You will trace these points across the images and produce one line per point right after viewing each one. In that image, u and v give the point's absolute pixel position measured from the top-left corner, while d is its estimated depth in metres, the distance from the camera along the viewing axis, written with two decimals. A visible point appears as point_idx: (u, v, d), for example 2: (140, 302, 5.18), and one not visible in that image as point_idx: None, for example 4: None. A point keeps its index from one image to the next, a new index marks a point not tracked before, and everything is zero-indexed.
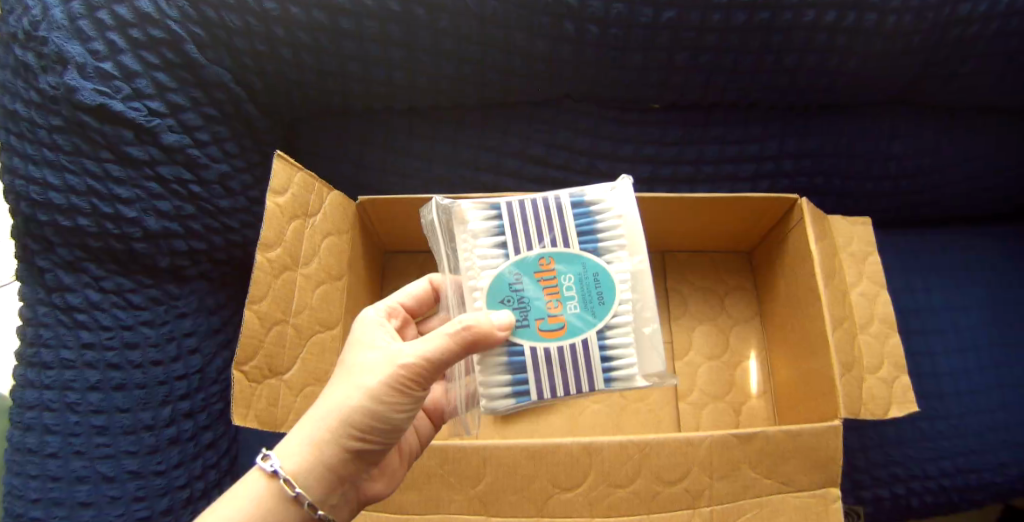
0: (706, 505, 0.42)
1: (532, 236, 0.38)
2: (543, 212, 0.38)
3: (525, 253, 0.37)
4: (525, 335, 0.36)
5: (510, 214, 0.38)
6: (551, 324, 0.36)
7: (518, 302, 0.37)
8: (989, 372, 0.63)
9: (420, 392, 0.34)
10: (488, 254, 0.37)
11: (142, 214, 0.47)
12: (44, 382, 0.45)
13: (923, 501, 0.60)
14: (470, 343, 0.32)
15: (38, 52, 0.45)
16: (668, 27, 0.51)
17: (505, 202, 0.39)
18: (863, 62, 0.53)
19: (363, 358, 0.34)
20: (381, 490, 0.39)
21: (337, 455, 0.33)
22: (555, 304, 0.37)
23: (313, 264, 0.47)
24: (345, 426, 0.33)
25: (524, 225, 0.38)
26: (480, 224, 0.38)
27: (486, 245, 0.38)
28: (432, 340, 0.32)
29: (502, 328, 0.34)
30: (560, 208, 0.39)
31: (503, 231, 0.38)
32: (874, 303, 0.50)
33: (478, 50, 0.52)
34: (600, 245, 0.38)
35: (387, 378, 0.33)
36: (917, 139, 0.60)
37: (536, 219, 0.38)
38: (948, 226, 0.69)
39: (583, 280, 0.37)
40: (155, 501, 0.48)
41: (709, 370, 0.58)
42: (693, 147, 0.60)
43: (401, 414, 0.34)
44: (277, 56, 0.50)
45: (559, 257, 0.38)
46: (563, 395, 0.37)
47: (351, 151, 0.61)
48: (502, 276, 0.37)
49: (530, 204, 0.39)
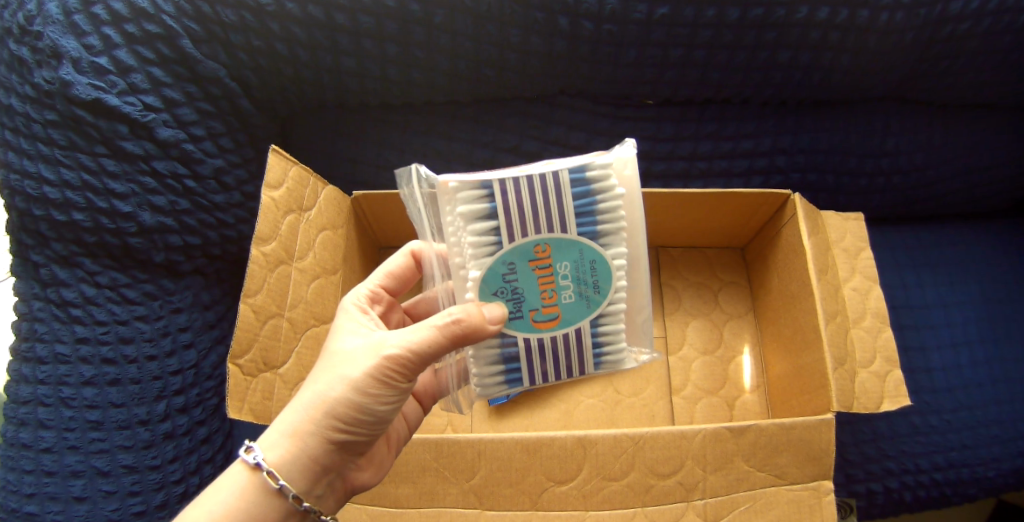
0: (700, 498, 0.42)
1: (528, 222, 0.34)
2: (541, 190, 0.34)
3: (520, 241, 0.34)
4: (519, 326, 0.35)
5: (503, 194, 0.34)
6: (545, 315, 0.35)
7: (511, 294, 0.35)
8: (983, 367, 0.63)
9: (407, 385, 0.34)
10: (480, 241, 0.34)
11: (137, 208, 0.47)
12: (39, 377, 0.45)
13: (915, 495, 0.60)
14: (458, 336, 0.32)
15: (32, 47, 0.45)
16: (663, 23, 0.51)
17: (497, 180, 0.34)
18: (855, 58, 0.53)
19: (348, 348, 0.34)
20: (368, 479, 0.39)
21: (320, 446, 0.33)
22: (550, 294, 0.35)
23: (308, 258, 0.47)
24: (329, 417, 0.33)
25: (519, 208, 0.34)
26: (470, 205, 0.34)
27: (477, 231, 0.34)
28: (420, 331, 0.32)
29: (494, 321, 0.33)
30: (559, 186, 0.34)
31: (496, 214, 0.34)
32: (867, 297, 0.51)
33: (471, 45, 0.52)
34: (600, 229, 0.35)
35: (372, 370, 0.33)
36: (909, 135, 0.61)
37: (533, 200, 0.34)
38: (939, 223, 0.69)
39: (579, 268, 0.35)
40: (150, 496, 0.48)
41: (703, 364, 0.58)
42: (687, 143, 0.61)
43: (385, 407, 0.34)
44: (273, 52, 0.50)
45: (555, 244, 0.35)
46: (552, 380, 0.38)
47: (346, 146, 0.61)
48: (495, 265, 0.34)
49: (527, 182, 0.34)
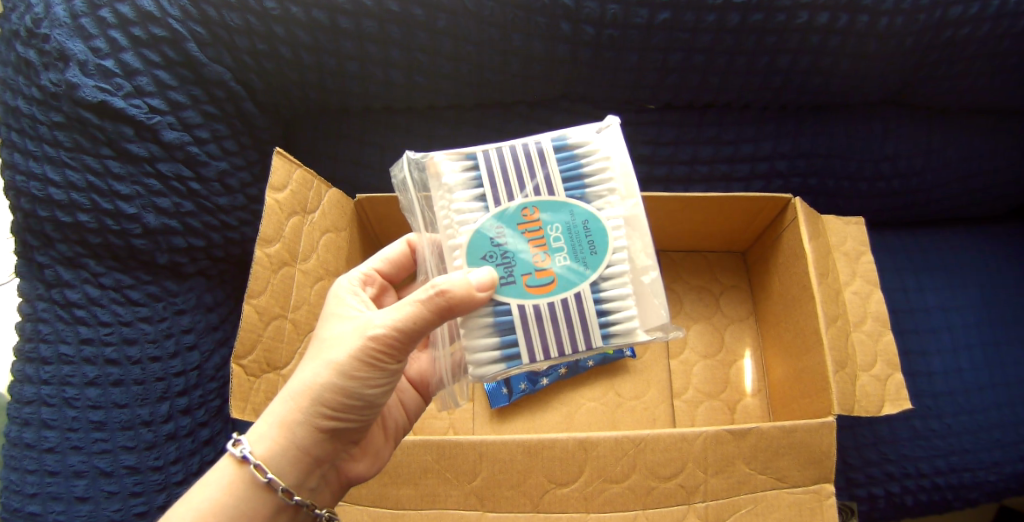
0: (701, 501, 0.43)
1: (514, 186, 0.36)
2: (523, 158, 0.37)
3: (506, 205, 0.36)
4: (511, 292, 0.35)
5: (488, 163, 0.36)
6: (539, 279, 0.35)
7: (501, 258, 0.35)
8: (984, 372, 0.63)
9: (394, 365, 0.34)
10: (466, 208, 0.36)
11: (142, 210, 0.48)
12: (43, 377, 0.45)
13: (917, 500, 0.60)
14: (443, 308, 0.31)
15: (39, 49, 0.45)
16: (664, 28, 0.51)
17: (481, 151, 0.37)
18: (854, 62, 0.53)
19: (336, 331, 0.35)
20: (363, 470, 0.39)
21: (308, 436, 0.33)
22: (543, 257, 0.35)
23: (312, 260, 0.47)
24: (316, 404, 0.33)
25: (503, 175, 0.36)
26: (456, 176, 0.36)
27: (463, 199, 0.36)
28: (404, 307, 0.32)
29: (481, 288, 0.33)
30: (541, 153, 0.37)
31: (481, 182, 0.36)
32: (867, 301, 0.51)
33: (474, 50, 0.52)
34: (588, 191, 0.36)
35: (357, 352, 0.33)
36: (909, 140, 0.61)
37: (516, 166, 0.36)
38: (938, 227, 0.70)
39: (570, 229, 0.36)
40: (151, 497, 0.48)
41: (704, 368, 0.58)
42: (688, 147, 0.61)
43: (373, 389, 0.34)
44: (277, 55, 0.50)
45: (543, 206, 0.36)
46: (557, 356, 0.35)
47: (349, 150, 0.61)
48: (483, 232, 0.35)
49: (508, 151, 0.37)
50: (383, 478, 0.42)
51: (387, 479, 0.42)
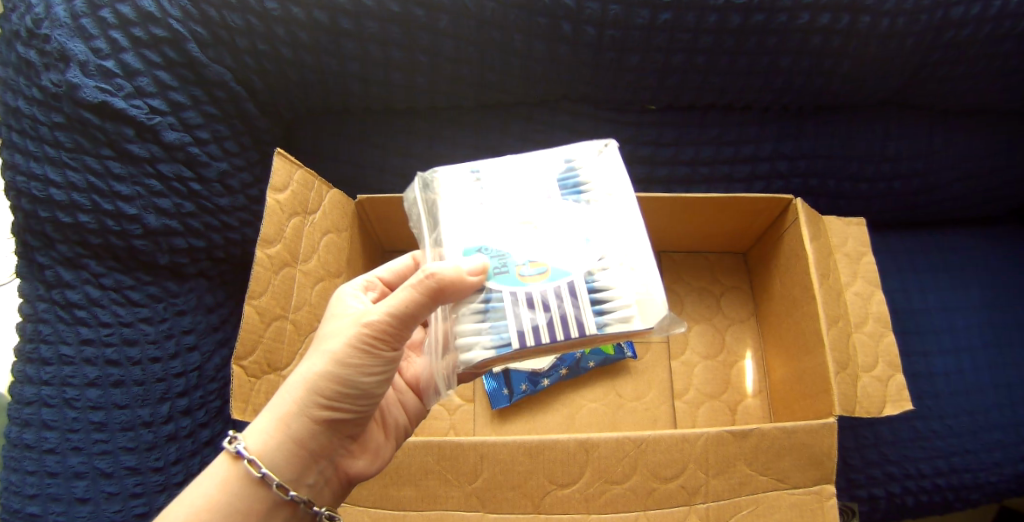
0: (702, 502, 0.42)
1: (512, 193, 0.38)
2: (522, 171, 0.40)
3: (504, 207, 0.38)
4: (504, 280, 0.35)
5: (488, 174, 0.40)
6: (532, 269, 0.35)
7: (495, 250, 0.35)
8: (985, 373, 0.63)
9: (390, 353, 0.34)
10: (466, 209, 0.38)
11: (143, 211, 0.48)
12: (43, 378, 0.45)
13: (918, 500, 0.60)
14: (435, 291, 0.32)
15: (39, 50, 0.45)
16: (665, 29, 0.51)
17: (484, 164, 0.40)
18: (855, 63, 0.53)
19: (334, 324, 0.35)
20: (363, 467, 0.39)
21: (305, 428, 0.33)
22: (536, 250, 0.36)
23: (313, 260, 0.47)
24: (312, 394, 0.33)
25: (503, 184, 0.39)
26: (460, 184, 0.39)
27: (464, 202, 0.38)
28: (398, 293, 0.32)
29: (473, 274, 0.33)
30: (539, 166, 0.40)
31: (482, 189, 0.39)
32: (868, 302, 0.51)
33: (475, 50, 0.52)
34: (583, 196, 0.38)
35: (352, 339, 0.33)
36: (910, 140, 0.61)
37: (515, 177, 0.39)
38: (939, 228, 0.69)
39: (565, 227, 0.37)
40: (152, 498, 0.48)
41: (705, 369, 0.58)
42: (690, 148, 0.61)
43: (369, 378, 0.34)
44: (278, 55, 0.50)
45: (539, 208, 0.38)
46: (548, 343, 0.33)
47: (350, 150, 0.61)
48: (478, 228, 0.37)
49: (508, 165, 0.40)
50: (384, 478, 0.42)
51: (388, 480, 0.42)
